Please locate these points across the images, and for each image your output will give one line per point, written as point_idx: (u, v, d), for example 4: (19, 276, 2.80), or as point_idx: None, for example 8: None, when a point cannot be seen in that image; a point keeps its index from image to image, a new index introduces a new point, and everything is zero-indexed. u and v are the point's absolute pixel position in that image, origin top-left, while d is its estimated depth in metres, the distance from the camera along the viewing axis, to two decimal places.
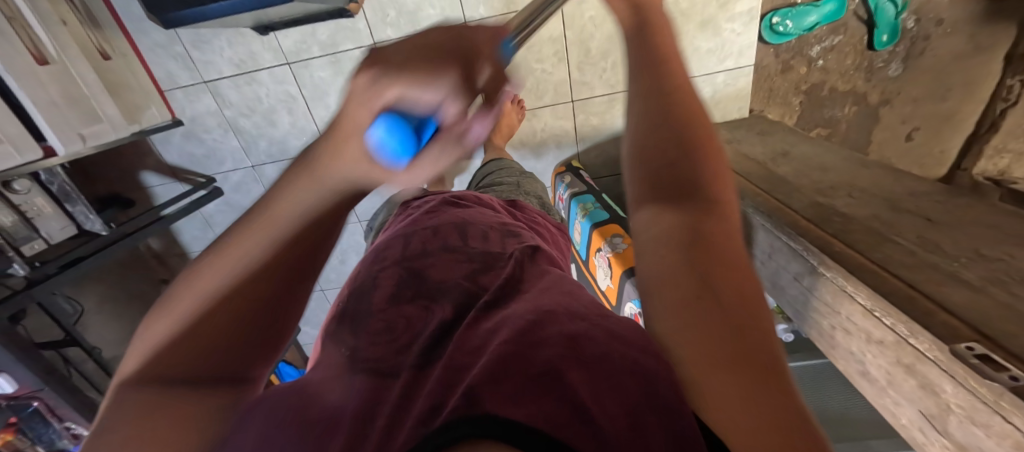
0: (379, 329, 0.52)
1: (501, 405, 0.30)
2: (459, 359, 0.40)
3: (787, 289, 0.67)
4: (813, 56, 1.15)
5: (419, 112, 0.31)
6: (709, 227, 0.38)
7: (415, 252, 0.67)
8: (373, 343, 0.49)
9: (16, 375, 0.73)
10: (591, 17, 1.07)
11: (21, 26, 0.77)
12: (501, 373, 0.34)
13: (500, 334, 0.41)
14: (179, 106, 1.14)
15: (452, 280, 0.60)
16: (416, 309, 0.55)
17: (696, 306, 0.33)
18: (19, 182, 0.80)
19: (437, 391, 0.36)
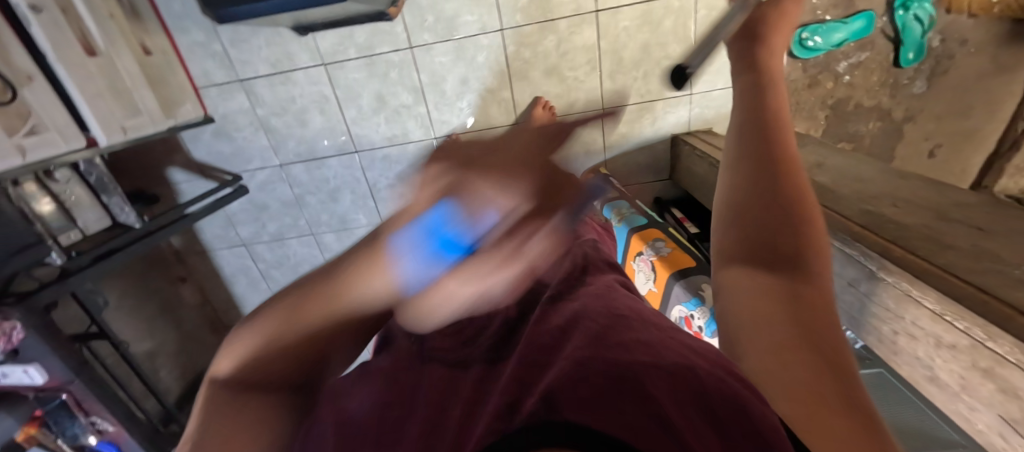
0: (440, 329, 0.47)
1: (580, 410, 0.26)
2: (534, 358, 0.35)
3: (842, 295, 0.67)
4: (840, 72, 1.17)
5: (449, 222, 0.26)
6: (813, 283, 0.32)
7: None
8: (431, 340, 0.44)
9: (47, 364, 0.75)
10: (626, 27, 1.08)
11: (75, 20, 0.82)
12: (580, 373, 0.29)
13: (574, 337, 0.37)
14: (212, 104, 1.14)
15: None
16: (479, 304, 0.51)
17: (794, 346, 0.29)
18: (59, 172, 0.82)
19: (508, 386, 0.32)
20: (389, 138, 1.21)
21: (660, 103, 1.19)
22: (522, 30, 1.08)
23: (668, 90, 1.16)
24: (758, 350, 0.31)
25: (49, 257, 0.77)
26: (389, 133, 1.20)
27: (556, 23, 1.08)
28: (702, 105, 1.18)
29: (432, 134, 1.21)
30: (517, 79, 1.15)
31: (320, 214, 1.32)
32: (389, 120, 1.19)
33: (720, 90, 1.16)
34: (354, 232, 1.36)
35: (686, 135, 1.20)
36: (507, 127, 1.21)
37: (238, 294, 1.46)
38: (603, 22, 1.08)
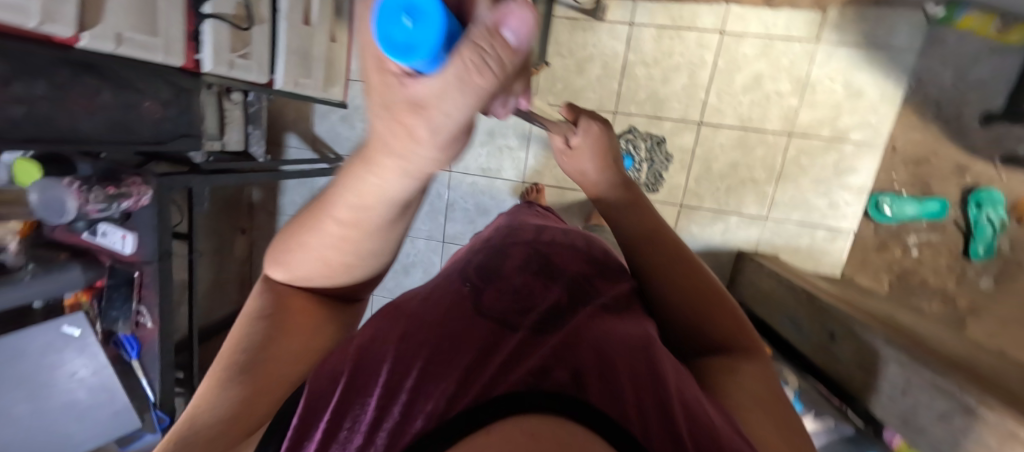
0: (504, 291, 0.41)
1: (600, 401, 0.27)
2: (573, 339, 0.33)
3: (930, 428, 0.64)
4: (909, 243, 1.20)
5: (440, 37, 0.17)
6: (752, 361, 0.42)
7: (546, 235, 0.53)
8: (502, 293, 0.40)
9: (144, 237, 0.80)
10: (721, 143, 1.25)
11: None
12: (607, 367, 0.30)
13: (603, 333, 0.35)
14: (352, 95, 1.38)
15: (584, 268, 0.47)
16: (532, 279, 0.43)
17: (769, 424, 0.35)
18: (236, 95, 0.97)
19: (546, 352, 0.30)
20: (484, 169, 1.33)
21: (735, 217, 1.29)
22: (631, 117, 1.28)
23: (745, 208, 1.28)
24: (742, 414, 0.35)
25: (194, 153, 0.89)
26: (486, 165, 1.33)
27: (662, 120, 1.27)
28: (774, 231, 1.29)
29: (522, 178, 1.32)
30: None
31: None
32: (490, 154, 1.32)
33: (793, 223, 1.27)
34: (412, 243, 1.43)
35: (753, 252, 1.29)
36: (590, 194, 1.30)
37: None
38: (703, 133, 1.25)
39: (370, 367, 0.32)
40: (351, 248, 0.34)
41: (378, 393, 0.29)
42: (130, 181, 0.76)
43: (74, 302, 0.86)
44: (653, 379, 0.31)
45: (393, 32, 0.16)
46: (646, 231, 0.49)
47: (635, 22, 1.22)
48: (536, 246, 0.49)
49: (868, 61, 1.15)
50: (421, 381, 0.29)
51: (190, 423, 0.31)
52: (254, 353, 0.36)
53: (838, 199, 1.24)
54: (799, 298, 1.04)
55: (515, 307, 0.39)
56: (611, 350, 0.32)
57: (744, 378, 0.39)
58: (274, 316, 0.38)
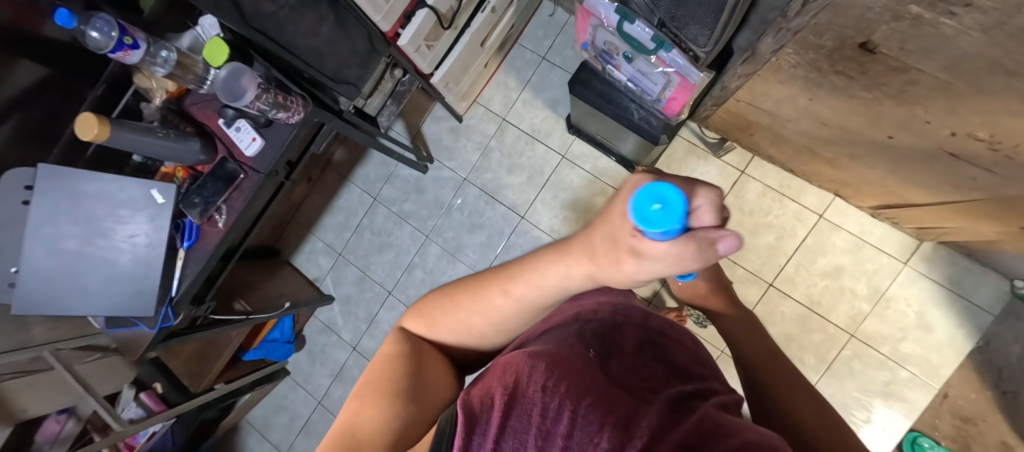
0: (630, 367, 0.43)
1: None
2: (715, 422, 0.33)
3: None
4: None
5: (658, 235, 0.31)
6: None
7: (658, 327, 0.56)
8: (629, 365, 0.43)
9: (270, 148, 0.83)
10: (782, 311, 1.26)
11: (492, 27, 1.15)
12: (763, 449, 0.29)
13: (740, 422, 0.34)
14: (470, 114, 1.49)
15: (702, 376, 0.48)
16: (655, 366, 0.45)
17: None
18: (397, 72, 1.05)
19: (685, 435, 0.31)
20: (556, 230, 1.39)
21: None
22: None
23: None
24: None
25: (341, 99, 0.95)
26: (557, 227, 1.39)
27: (736, 265, 1.30)
28: None
29: None
30: None
31: (449, 229, 1.48)
32: (565, 220, 1.39)
33: None
34: (456, 262, 1.46)
35: None
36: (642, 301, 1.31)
37: (325, 223, 1.62)
38: (770, 294, 1.27)
39: (521, 407, 0.36)
40: (488, 310, 0.51)
41: (536, 435, 0.33)
42: (295, 98, 0.81)
43: (170, 172, 0.88)
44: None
45: (647, 209, 0.31)
46: (779, 369, 0.55)
47: (746, 172, 1.31)
48: (648, 337, 0.51)
49: (946, 303, 1.18)
50: (576, 429, 0.32)
51: (365, 427, 0.44)
52: (405, 385, 0.48)
53: (875, 419, 1.20)
54: None
55: (645, 385, 0.39)
56: (764, 438, 0.31)
57: None
58: (417, 353, 0.54)
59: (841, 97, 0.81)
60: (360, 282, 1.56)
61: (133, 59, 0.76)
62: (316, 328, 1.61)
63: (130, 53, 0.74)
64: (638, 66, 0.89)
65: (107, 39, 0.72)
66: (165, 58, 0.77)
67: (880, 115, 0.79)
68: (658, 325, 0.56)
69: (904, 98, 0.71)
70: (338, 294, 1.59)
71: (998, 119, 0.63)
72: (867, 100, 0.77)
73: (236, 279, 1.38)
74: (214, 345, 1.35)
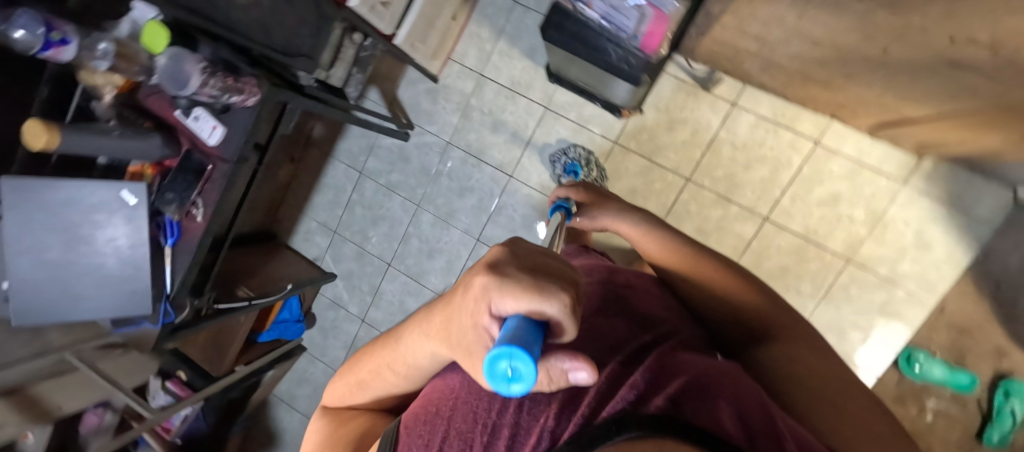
0: (589, 330, 0.42)
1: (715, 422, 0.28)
2: (670, 367, 0.35)
3: None
4: (927, 405, 1.20)
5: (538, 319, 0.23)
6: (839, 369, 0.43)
7: (624, 278, 0.56)
8: (591, 331, 0.43)
9: (233, 135, 0.80)
10: (779, 243, 1.25)
11: None
12: (707, 398, 0.31)
13: (689, 369, 0.36)
14: (446, 73, 1.42)
15: (663, 317, 0.49)
16: (624, 326, 0.45)
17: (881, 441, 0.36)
18: (357, 37, 0.99)
19: (633, 383, 0.32)
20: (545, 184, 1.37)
21: None
22: (703, 192, 1.28)
23: None
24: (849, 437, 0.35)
25: (301, 74, 0.90)
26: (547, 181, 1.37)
27: (730, 202, 1.27)
28: None
29: None
30: (672, 218, 1.31)
31: (439, 195, 1.46)
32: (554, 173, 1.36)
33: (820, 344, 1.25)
34: (449, 227, 1.46)
35: None
36: None
37: (314, 200, 1.61)
38: (765, 228, 1.26)
39: (464, 406, 0.36)
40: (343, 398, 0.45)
41: (482, 432, 0.34)
42: (247, 79, 0.76)
43: (138, 171, 0.86)
44: (760, 407, 0.32)
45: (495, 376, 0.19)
46: (704, 263, 0.54)
47: (737, 104, 1.25)
48: (611, 291, 0.51)
49: (945, 219, 1.16)
50: (522, 419, 0.33)
51: None
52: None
53: (872, 338, 1.23)
54: None
55: (606, 344, 0.41)
56: (705, 372, 0.35)
57: (842, 401, 0.39)
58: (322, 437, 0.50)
59: (834, 11, 0.73)
60: (358, 256, 1.57)
61: (68, 55, 0.71)
62: (322, 303, 1.65)
63: (62, 50, 0.70)
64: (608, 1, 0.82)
65: (33, 37, 0.66)
66: (103, 50, 0.73)
67: (873, 27, 0.72)
68: (624, 279, 0.56)
69: (901, 7, 0.64)
70: (340, 270, 1.60)
71: (1002, 22, 0.57)
72: (861, 14, 0.71)
73: (234, 266, 1.39)
74: (226, 331, 1.40)
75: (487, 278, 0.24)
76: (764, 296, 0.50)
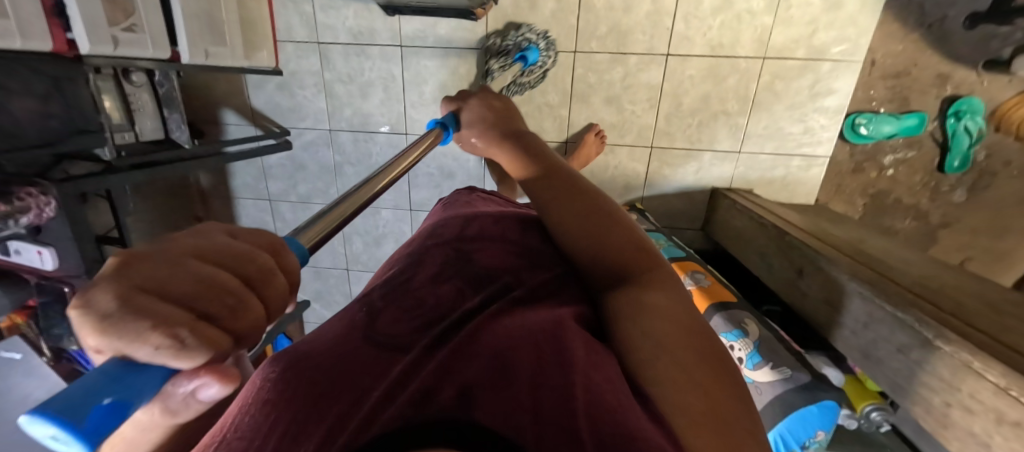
0: (405, 315, 0.47)
1: (488, 415, 0.34)
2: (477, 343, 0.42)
3: (888, 361, 0.65)
4: (885, 164, 1.19)
5: (152, 368, 0.21)
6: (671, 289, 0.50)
7: (468, 233, 0.59)
8: (399, 318, 0.46)
9: (66, 251, 0.78)
10: (691, 75, 1.14)
11: None
12: (506, 378, 0.37)
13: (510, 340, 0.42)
14: (285, 59, 1.21)
15: (498, 271, 0.54)
16: (450, 290, 0.51)
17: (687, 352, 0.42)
18: (137, 76, 0.89)
19: (428, 376, 0.38)
20: None
21: (707, 154, 1.21)
22: (596, 57, 1.14)
23: (718, 144, 1.19)
24: (665, 354, 0.42)
25: (99, 149, 0.83)
26: None
27: (625, 56, 1.14)
28: (747, 165, 1.21)
29: None
30: (577, 99, 1.19)
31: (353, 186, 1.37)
32: None
33: (767, 154, 1.19)
34: (378, 210, 1.39)
35: (727, 190, 1.22)
36: (556, 144, 1.24)
37: None
38: (671, 65, 1.13)
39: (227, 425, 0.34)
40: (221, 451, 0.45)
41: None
42: (25, 192, 0.72)
43: (12, 324, 0.88)
44: (558, 365, 0.39)
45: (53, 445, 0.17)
46: (575, 195, 0.62)
47: None
48: (449, 252, 0.56)
49: None
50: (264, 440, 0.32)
51: None
52: None
53: (813, 124, 1.15)
54: (772, 237, 0.96)
55: (414, 331, 0.45)
56: (520, 339, 0.42)
57: (665, 323, 0.45)
58: None
59: None
60: (317, 276, 1.53)
61: None
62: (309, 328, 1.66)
63: None
64: None
65: None
66: None
67: None
68: (473, 232, 0.59)
69: None
70: (306, 295, 1.58)
71: None
72: None
73: None
74: None
75: (77, 313, 0.21)
76: (619, 230, 0.57)
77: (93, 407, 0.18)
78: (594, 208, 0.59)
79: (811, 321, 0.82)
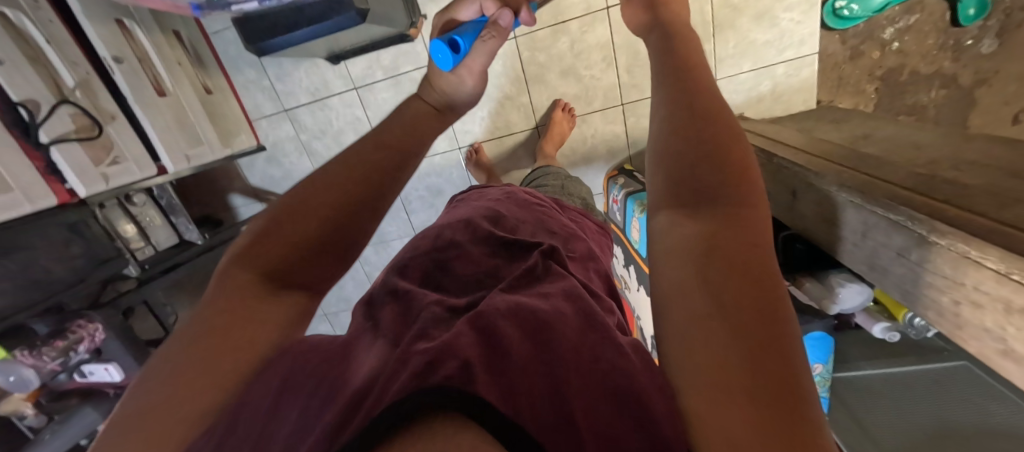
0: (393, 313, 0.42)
1: (489, 393, 0.30)
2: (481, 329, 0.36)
3: (894, 269, 0.59)
4: (886, 39, 0.99)
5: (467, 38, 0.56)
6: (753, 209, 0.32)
7: (445, 242, 0.57)
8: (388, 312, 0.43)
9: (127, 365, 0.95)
10: None
11: (149, 67, 0.99)
12: (502, 364, 0.33)
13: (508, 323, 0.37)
14: (263, 134, 1.30)
15: (476, 276, 0.51)
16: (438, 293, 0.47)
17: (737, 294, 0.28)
18: (138, 197, 1.01)
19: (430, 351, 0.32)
20: None
21: None
22: (536, 35, 1.11)
23: None
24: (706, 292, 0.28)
25: (126, 268, 0.97)
26: None
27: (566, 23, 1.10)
28: (729, 90, 1.15)
29: (457, 144, 1.27)
30: (533, 83, 1.17)
31: None
32: None
33: (747, 72, 1.12)
34: (389, 243, 1.46)
35: None
36: (528, 132, 1.23)
37: None
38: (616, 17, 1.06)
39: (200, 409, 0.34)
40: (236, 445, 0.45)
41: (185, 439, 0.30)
42: (79, 325, 0.89)
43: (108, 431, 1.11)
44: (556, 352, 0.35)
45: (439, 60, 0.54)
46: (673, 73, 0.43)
47: None
48: (428, 261, 0.53)
49: None
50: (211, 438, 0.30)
51: None
52: None
53: (786, 24, 1.05)
54: (761, 162, 0.90)
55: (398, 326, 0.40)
56: (529, 322, 0.38)
57: (725, 247, 0.30)
58: None
59: None
60: None
61: None
62: None
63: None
64: None
65: None
66: None
67: None
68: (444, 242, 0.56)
69: None
70: None
71: None
72: None
73: None
74: None
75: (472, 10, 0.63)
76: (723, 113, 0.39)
77: (456, 36, 0.56)
78: (680, 93, 0.39)
79: (817, 241, 0.76)
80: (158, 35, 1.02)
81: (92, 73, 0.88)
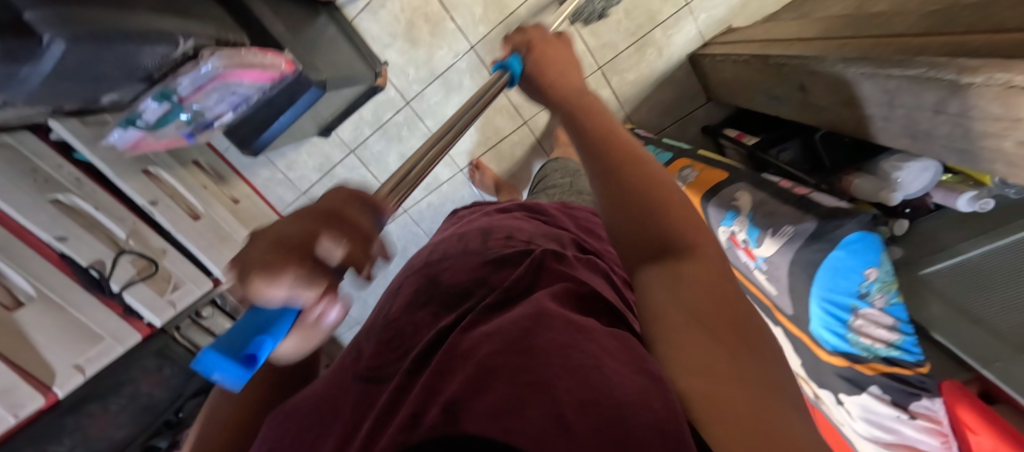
0: (384, 341, 0.41)
1: (477, 422, 0.24)
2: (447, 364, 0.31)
3: (938, 131, 0.48)
4: None
5: None
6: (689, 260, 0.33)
7: (437, 258, 0.54)
8: (383, 350, 0.39)
9: None
10: None
11: (180, 199, 1.11)
12: (480, 384, 0.27)
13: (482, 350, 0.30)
14: None
15: (465, 285, 0.45)
16: (425, 315, 0.43)
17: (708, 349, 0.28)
18: (206, 310, 1.10)
19: (416, 396, 0.28)
20: (427, 186, 1.32)
21: (658, 31, 1.06)
22: (489, 37, 1.10)
23: (660, 14, 1.04)
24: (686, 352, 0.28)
25: None
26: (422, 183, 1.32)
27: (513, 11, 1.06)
28: (707, 8, 1.03)
29: (458, 167, 1.29)
30: None
31: None
32: None
33: None
34: None
35: (702, 49, 1.06)
36: (519, 130, 1.22)
37: None
38: None
39: None
40: None
41: None
42: None
43: None
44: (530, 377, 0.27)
45: None
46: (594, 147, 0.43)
47: None
48: (419, 279, 0.50)
49: None
50: None
51: None
52: None
53: None
54: (760, 68, 0.80)
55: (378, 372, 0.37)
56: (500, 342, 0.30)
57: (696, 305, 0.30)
58: None
59: None
60: None
61: None
62: None
63: None
64: (211, 104, 0.80)
65: None
66: None
67: None
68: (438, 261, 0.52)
69: None
70: None
71: None
72: None
73: None
74: None
75: None
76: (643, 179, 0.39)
77: None
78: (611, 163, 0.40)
79: (846, 131, 0.66)
80: (179, 169, 1.14)
81: (139, 223, 1.00)
